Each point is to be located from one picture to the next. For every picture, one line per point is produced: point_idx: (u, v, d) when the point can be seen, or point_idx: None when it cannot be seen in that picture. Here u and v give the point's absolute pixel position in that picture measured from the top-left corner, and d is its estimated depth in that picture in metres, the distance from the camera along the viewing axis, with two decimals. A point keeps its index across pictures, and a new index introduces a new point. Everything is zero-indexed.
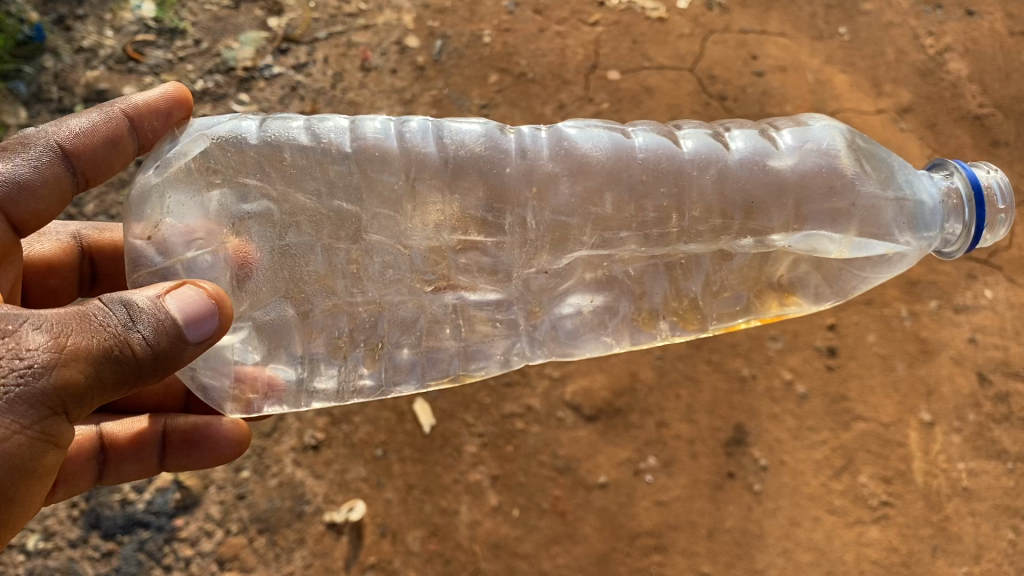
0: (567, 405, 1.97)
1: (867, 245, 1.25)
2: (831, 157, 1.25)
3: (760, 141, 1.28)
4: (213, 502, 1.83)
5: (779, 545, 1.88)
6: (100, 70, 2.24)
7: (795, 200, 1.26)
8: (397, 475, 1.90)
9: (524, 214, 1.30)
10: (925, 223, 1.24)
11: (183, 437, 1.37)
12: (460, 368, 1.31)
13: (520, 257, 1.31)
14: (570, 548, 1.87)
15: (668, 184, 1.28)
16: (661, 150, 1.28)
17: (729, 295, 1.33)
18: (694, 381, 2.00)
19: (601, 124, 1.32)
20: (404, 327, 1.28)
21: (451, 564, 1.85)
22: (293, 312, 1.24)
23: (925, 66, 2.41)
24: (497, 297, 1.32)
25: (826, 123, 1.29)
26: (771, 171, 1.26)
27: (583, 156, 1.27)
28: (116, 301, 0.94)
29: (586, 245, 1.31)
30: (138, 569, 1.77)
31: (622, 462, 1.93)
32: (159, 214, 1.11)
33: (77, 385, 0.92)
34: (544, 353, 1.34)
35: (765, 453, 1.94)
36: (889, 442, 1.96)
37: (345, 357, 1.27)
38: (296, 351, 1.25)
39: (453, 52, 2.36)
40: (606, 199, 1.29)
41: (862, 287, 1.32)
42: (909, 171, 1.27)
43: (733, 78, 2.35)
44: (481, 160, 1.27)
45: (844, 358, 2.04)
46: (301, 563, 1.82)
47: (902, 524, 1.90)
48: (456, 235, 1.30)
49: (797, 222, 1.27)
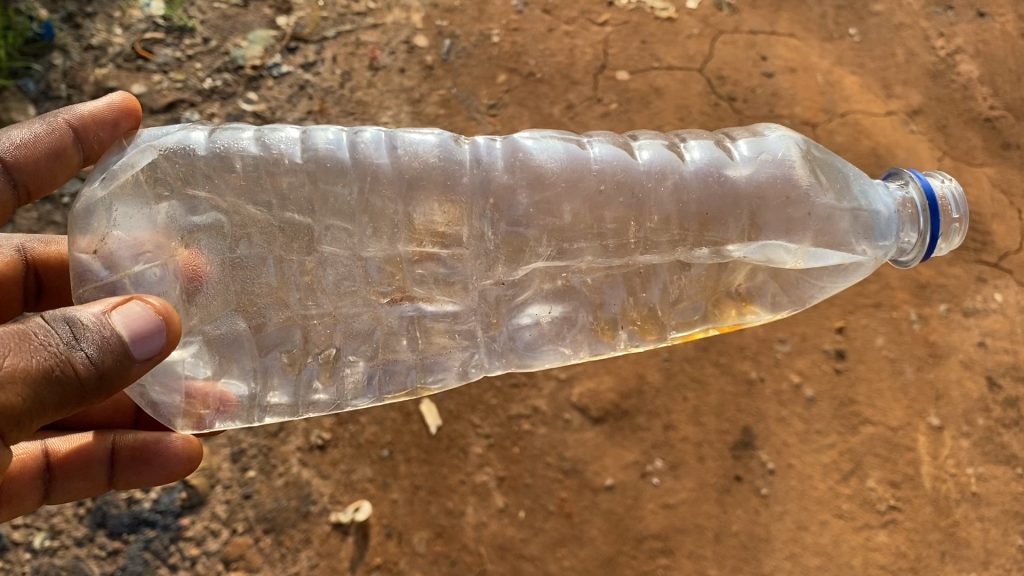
0: (575, 407, 1.99)
1: (822, 256, 1.29)
2: (786, 167, 1.28)
3: (715, 151, 1.32)
4: (219, 502, 1.83)
5: (786, 549, 1.92)
6: (108, 68, 2.27)
7: (749, 211, 1.29)
8: (404, 476, 1.91)
9: (480, 226, 1.31)
10: (882, 232, 1.29)
11: (132, 454, 1.37)
12: (417, 381, 1.33)
13: (476, 269, 1.33)
14: (576, 551, 1.89)
15: (625, 194, 1.29)
16: (617, 162, 1.30)
17: (688, 305, 1.36)
18: (701, 384, 2.03)
19: (556, 134, 1.34)
20: (361, 340, 1.30)
21: (456, 565, 1.86)
22: (245, 326, 1.25)
23: (936, 67, 2.60)
24: (454, 309, 1.33)
25: (781, 135, 1.33)
26: (726, 182, 1.29)
27: (538, 167, 1.29)
28: (58, 318, 0.95)
29: (543, 255, 1.32)
30: (144, 568, 1.77)
31: (628, 465, 1.96)
32: (106, 227, 1.08)
33: (15, 409, 0.92)
34: (502, 365, 1.36)
35: (772, 457, 1.99)
36: (897, 446, 2.02)
37: (298, 371, 1.28)
38: (248, 366, 1.26)
39: (461, 52, 2.46)
40: (564, 209, 1.30)
41: (817, 296, 1.36)
42: (865, 182, 1.31)
43: (742, 80, 2.52)
44: (435, 170, 1.29)
45: (853, 361, 2.10)
46: (306, 563, 1.83)
47: (911, 529, 1.95)
48: (412, 247, 1.31)
49: (752, 233, 1.30)
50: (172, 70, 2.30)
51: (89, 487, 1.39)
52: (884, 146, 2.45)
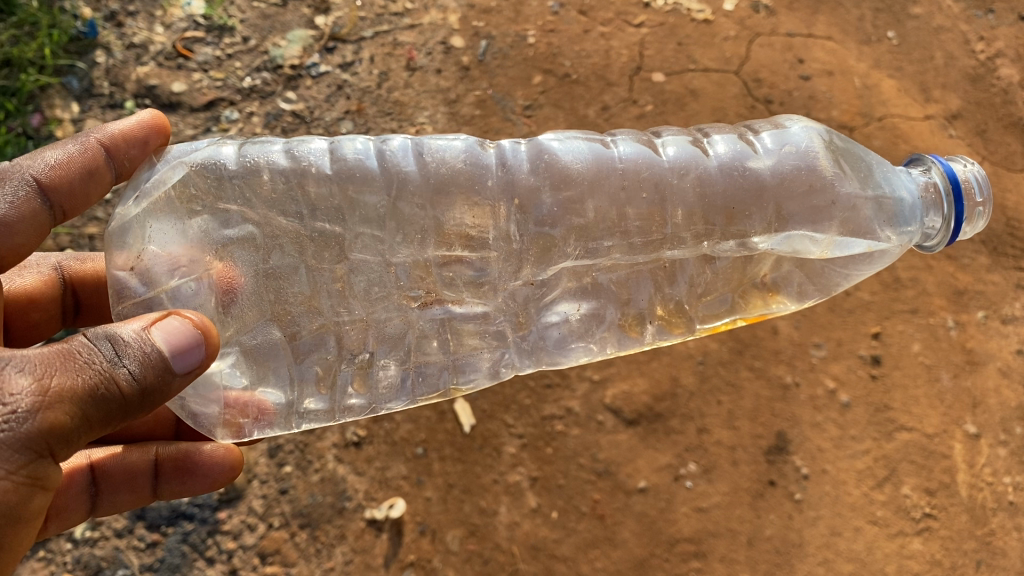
0: (608, 408, 1.99)
1: (848, 244, 1.28)
2: (810, 158, 1.28)
3: (739, 145, 1.32)
4: (257, 496, 1.85)
5: (819, 555, 1.91)
6: (151, 66, 2.31)
7: (774, 202, 1.28)
8: (438, 474, 1.92)
9: (508, 226, 1.32)
10: (906, 219, 1.28)
11: (175, 464, 1.39)
12: (450, 382, 1.34)
13: (506, 270, 1.33)
14: (609, 552, 1.89)
15: (649, 190, 1.30)
16: (641, 159, 1.31)
17: (714, 297, 1.37)
18: (736, 388, 2.03)
19: (580, 135, 1.35)
20: (393, 343, 1.31)
21: (489, 564, 1.87)
22: (280, 334, 1.27)
23: (976, 71, 2.58)
24: (484, 310, 1.34)
25: (803, 125, 1.32)
26: (750, 173, 1.29)
27: (565, 168, 1.30)
28: (100, 336, 0.95)
29: (572, 255, 1.33)
30: (182, 561, 1.80)
31: (662, 468, 1.96)
32: (141, 243, 1.10)
33: (62, 428, 0.92)
34: (533, 363, 1.37)
35: (807, 462, 1.98)
36: (932, 453, 2.00)
37: (332, 380, 1.30)
38: (284, 374, 1.27)
39: (497, 52, 2.46)
40: (589, 206, 1.31)
41: (844, 283, 1.36)
42: (887, 169, 1.31)
43: (779, 82, 2.50)
44: (461, 176, 1.30)
45: (889, 367, 2.09)
46: (341, 559, 1.85)
47: (946, 537, 1.94)
48: (441, 251, 1.32)
49: (778, 225, 1.29)
50: (212, 68, 2.33)
51: (135, 498, 1.42)
52: (921, 150, 2.43)
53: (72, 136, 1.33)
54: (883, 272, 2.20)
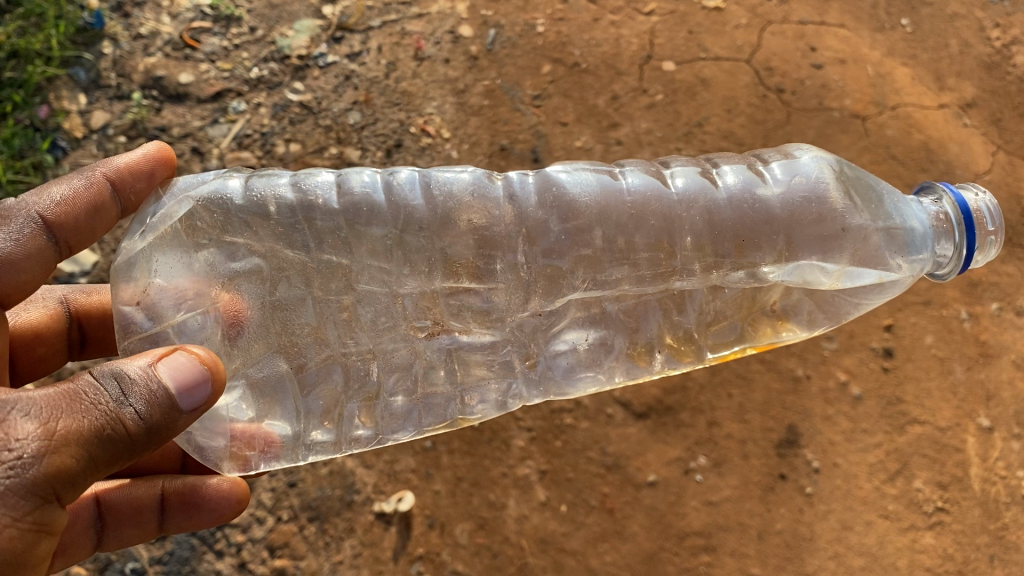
0: (617, 402, 1.98)
1: (858, 274, 1.26)
2: (820, 189, 1.27)
3: (748, 175, 1.30)
4: (266, 489, 1.85)
5: (830, 549, 1.89)
6: (158, 56, 2.29)
7: (785, 233, 1.26)
8: (446, 468, 1.92)
9: (516, 257, 1.31)
10: (917, 248, 1.26)
11: (181, 499, 1.38)
12: (457, 412, 1.34)
13: (513, 301, 1.32)
14: (618, 546, 1.88)
15: (657, 219, 1.29)
16: (650, 191, 1.30)
17: (723, 325, 1.35)
18: (747, 381, 2.02)
19: (588, 166, 1.34)
20: (400, 373, 1.31)
21: (499, 558, 1.87)
22: (287, 366, 1.27)
23: (991, 59, 2.55)
24: (492, 340, 1.33)
25: (813, 156, 1.31)
26: (759, 203, 1.27)
27: (572, 200, 1.29)
28: (106, 374, 0.95)
29: (579, 287, 1.31)
30: (191, 554, 1.79)
31: (672, 461, 1.95)
32: (148, 277, 1.11)
33: (69, 470, 0.92)
34: (541, 393, 1.36)
35: (818, 455, 1.97)
36: (945, 447, 1.99)
37: (338, 413, 1.29)
38: (291, 406, 1.26)
39: (505, 41, 2.44)
40: (595, 236, 1.29)
41: (855, 312, 1.35)
42: (898, 199, 1.29)
43: (791, 71, 2.48)
44: (470, 208, 1.30)
45: (901, 360, 2.07)
46: (350, 552, 1.85)
47: (958, 531, 1.92)
48: (448, 282, 1.31)
49: (788, 255, 1.27)
50: (219, 59, 2.32)
51: (140, 532, 1.41)
52: (935, 140, 2.40)
53: (77, 169, 1.32)
54: None
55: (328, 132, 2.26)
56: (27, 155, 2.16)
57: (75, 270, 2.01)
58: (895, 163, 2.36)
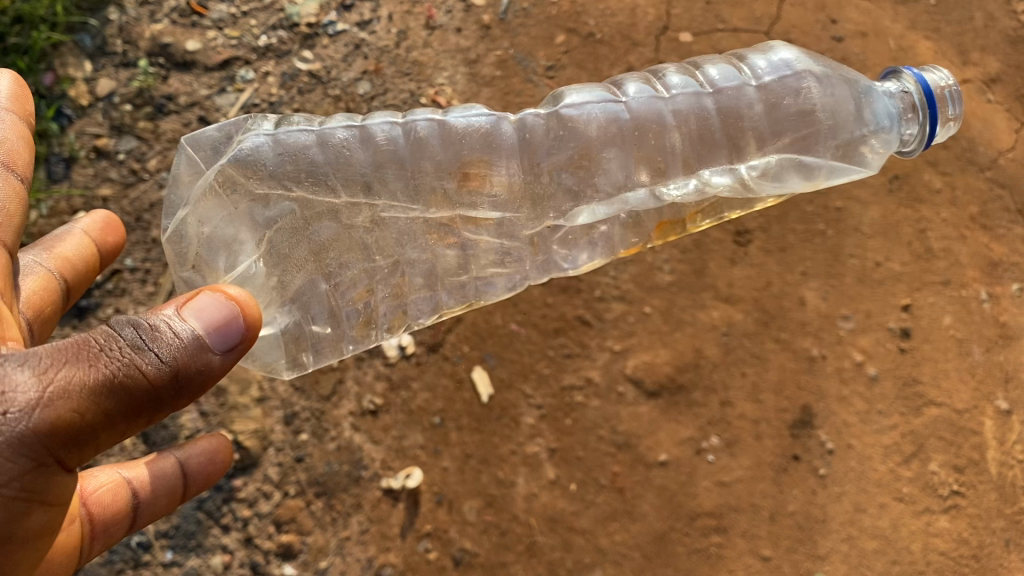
0: (629, 379, 1.96)
1: (840, 168, 1.42)
2: (805, 95, 1.38)
3: (729, 71, 1.41)
4: (272, 464, 1.83)
5: (843, 531, 1.87)
6: (165, 23, 2.25)
7: (773, 134, 1.39)
8: (455, 445, 1.90)
9: (524, 173, 1.39)
10: (881, 121, 1.39)
11: (168, 466, 1.46)
12: (475, 293, 1.45)
13: (526, 217, 1.40)
14: (627, 525, 1.86)
15: (652, 134, 1.38)
16: (644, 100, 1.39)
17: (718, 208, 1.49)
18: (761, 360, 1.99)
19: (589, 91, 1.42)
20: (423, 276, 1.40)
21: (507, 536, 1.85)
22: (326, 285, 1.33)
23: (1016, 33, 2.48)
24: (507, 245, 1.41)
25: (782, 48, 1.43)
26: (747, 115, 1.38)
27: (576, 122, 1.38)
28: (125, 325, 0.99)
29: (590, 197, 1.41)
30: (197, 528, 1.78)
31: (683, 441, 1.92)
32: (197, 228, 1.22)
33: (77, 422, 0.96)
34: (547, 273, 1.46)
35: (832, 436, 1.93)
36: (961, 429, 1.96)
37: (369, 312, 1.39)
38: (323, 311, 1.34)
39: (519, 11, 2.39)
40: (600, 154, 1.39)
41: (839, 182, 1.47)
42: (868, 89, 1.41)
43: (811, 44, 2.42)
44: (479, 133, 1.38)
45: (918, 341, 2.03)
46: (357, 528, 1.84)
47: (974, 515, 1.90)
48: (464, 201, 1.37)
49: (766, 141, 1.39)
50: (227, 26, 2.27)
51: (134, 519, 1.45)
52: (957, 116, 2.35)
53: None
54: (914, 242, 2.16)
55: (337, 102, 2.22)
56: None
57: None
58: None
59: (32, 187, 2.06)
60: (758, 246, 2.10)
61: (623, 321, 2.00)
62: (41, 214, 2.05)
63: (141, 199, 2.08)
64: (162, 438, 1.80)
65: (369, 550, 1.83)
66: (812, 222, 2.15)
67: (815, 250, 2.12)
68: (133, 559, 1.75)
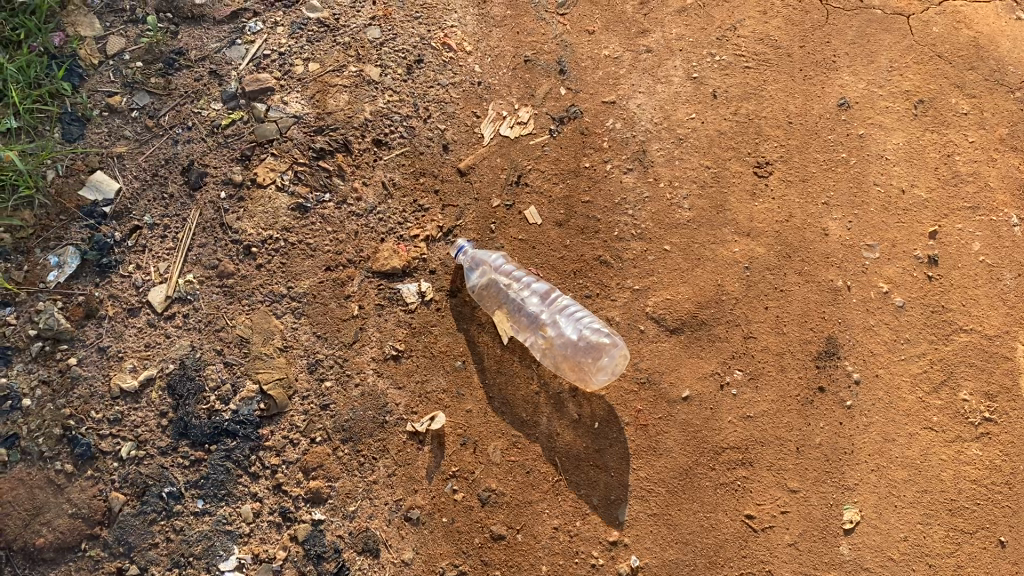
0: (650, 317, 1.95)
1: (475, 270, 1.97)
2: (499, 263, 1.99)
3: (497, 265, 1.99)
4: (298, 412, 1.85)
5: (871, 462, 1.84)
6: None
7: (509, 274, 1.99)
8: (478, 388, 1.91)
9: (527, 289, 1.97)
10: (473, 270, 1.97)
11: None
12: (539, 299, 1.96)
13: (556, 302, 1.95)
14: (652, 462, 1.84)
15: (542, 290, 1.97)
16: (544, 291, 1.97)
17: (514, 286, 1.97)
18: (785, 293, 1.97)
19: (556, 318, 1.92)
20: (513, 286, 1.97)
21: (532, 475, 1.84)
22: (516, 296, 1.96)
23: None
24: (522, 280, 1.98)
25: (486, 263, 1.98)
26: (519, 280, 1.98)
27: (558, 302, 1.96)
28: None
29: (542, 296, 1.97)
30: (227, 477, 1.77)
31: (706, 376, 1.90)
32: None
33: None
34: (527, 280, 1.99)
35: (858, 366, 1.91)
36: (992, 356, 1.94)
37: (555, 319, 1.92)
38: (550, 327, 1.91)
39: None
40: (556, 296, 1.97)
41: (470, 270, 1.97)
42: (484, 264, 1.98)
43: None
44: (516, 297, 1.96)
45: (946, 268, 2.01)
46: (384, 471, 1.83)
47: (1006, 442, 1.88)
48: (512, 290, 1.97)
49: (494, 262, 1.99)
50: None
51: None
52: (985, 36, 2.32)
53: None
54: (942, 167, 2.12)
55: (347, 49, 2.20)
56: (42, 83, 2.09)
57: (99, 198, 2.00)
58: (940, 62, 2.26)
59: (48, 147, 2.03)
60: (778, 177, 2.08)
61: (644, 259, 2.00)
62: (57, 173, 2.01)
63: (156, 154, 2.05)
64: (189, 390, 1.82)
65: (396, 493, 1.81)
66: (834, 152, 2.12)
67: (838, 178, 2.09)
68: (165, 509, 1.74)
